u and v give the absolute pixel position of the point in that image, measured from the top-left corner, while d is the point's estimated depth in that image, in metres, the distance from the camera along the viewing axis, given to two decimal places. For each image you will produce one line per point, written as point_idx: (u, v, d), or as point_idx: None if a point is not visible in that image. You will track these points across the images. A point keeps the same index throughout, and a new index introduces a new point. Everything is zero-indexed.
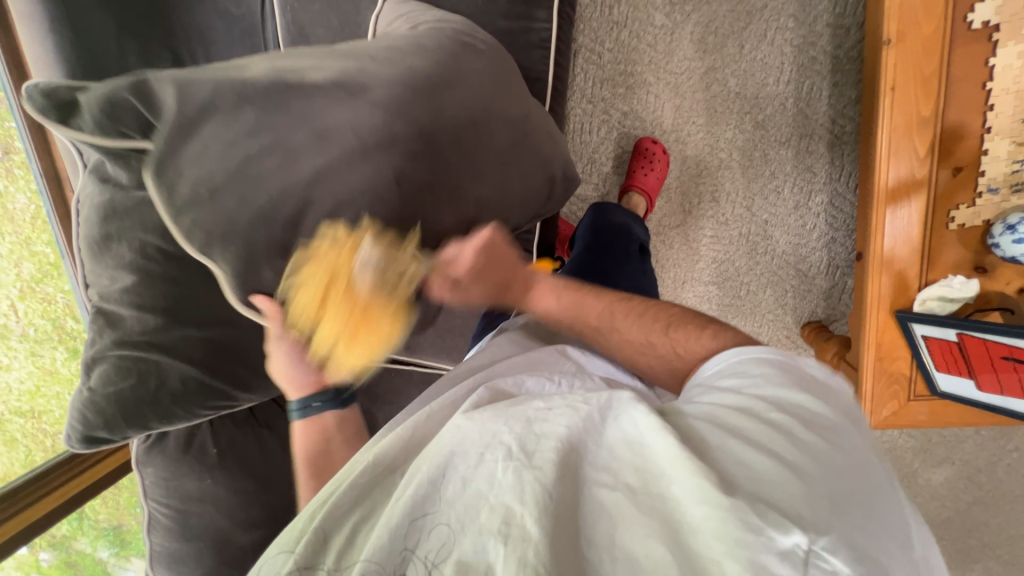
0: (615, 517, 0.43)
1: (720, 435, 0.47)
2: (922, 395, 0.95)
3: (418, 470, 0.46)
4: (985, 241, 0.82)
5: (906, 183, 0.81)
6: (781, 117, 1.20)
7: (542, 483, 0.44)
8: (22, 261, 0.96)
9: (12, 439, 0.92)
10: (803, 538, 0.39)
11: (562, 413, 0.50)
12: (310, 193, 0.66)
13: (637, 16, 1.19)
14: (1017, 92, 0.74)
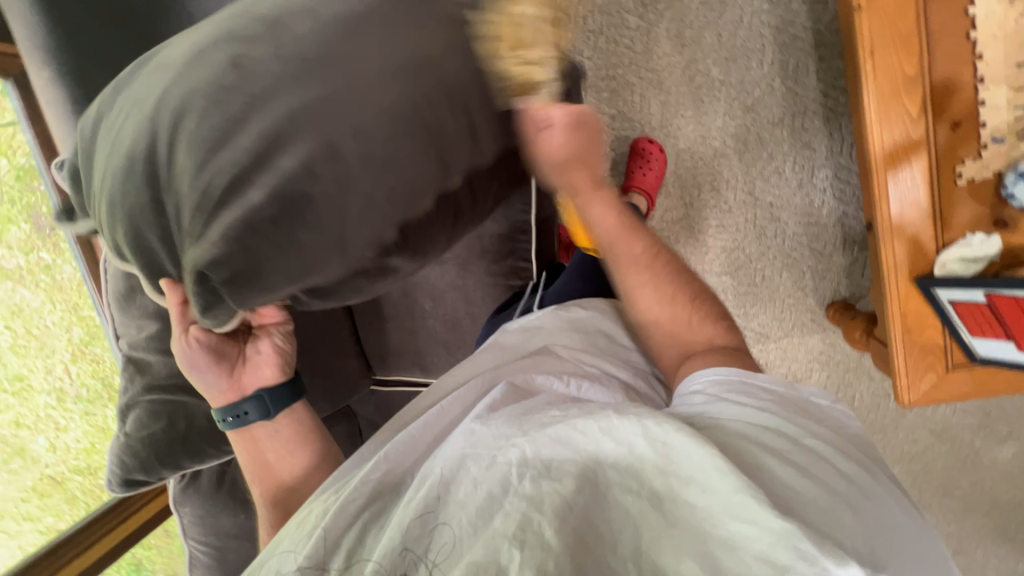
0: (638, 526, 0.42)
1: (760, 455, 0.47)
2: (961, 364, 0.89)
3: (429, 473, 0.47)
4: (1001, 193, 0.78)
5: (904, 144, 0.79)
6: (771, 98, 1.19)
7: (561, 492, 0.43)
8: (73, 325, 1.02)
9: (73, 497, 0.98)
10: (861, 572, 0.36)
11: (579, 418, 0.47)
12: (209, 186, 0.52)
13: (612, 22, 1.22)
14: (1004, 38, 0.72)
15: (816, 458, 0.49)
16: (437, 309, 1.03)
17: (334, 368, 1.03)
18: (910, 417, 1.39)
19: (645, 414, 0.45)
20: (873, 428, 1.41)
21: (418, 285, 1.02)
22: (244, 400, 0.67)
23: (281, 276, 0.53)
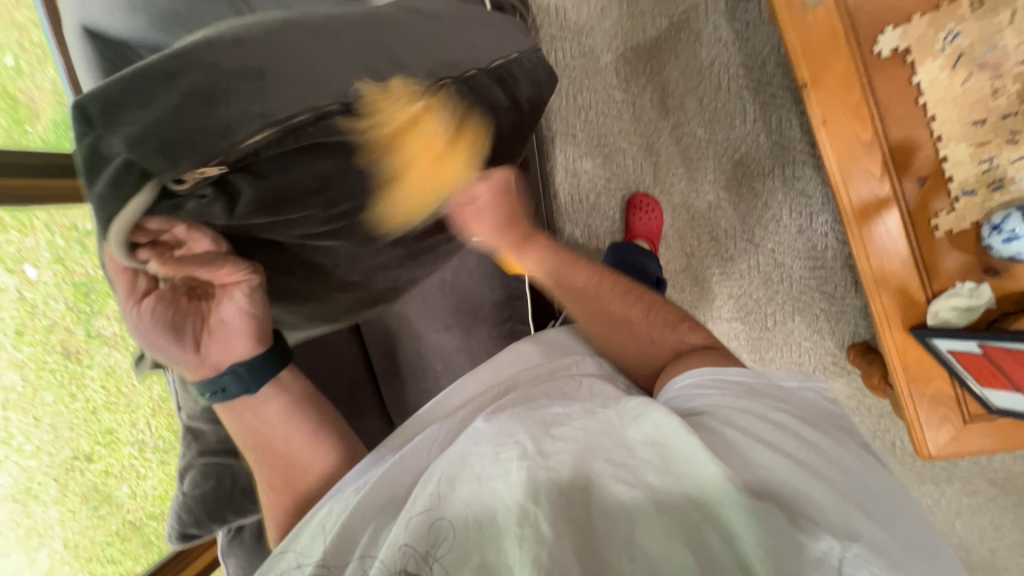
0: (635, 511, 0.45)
1: (746, 440, 0.51)
2: (980, 415, 0.85)
3: (434, 473, 0.50)
4: (982, 242, 0.78)
5: (875, 199, 0.81)
6: (758, 151, 1.24)
7: (557, 483, 0.46)
8: (152, 383, 1.12)
9: (149, 541, 1.12)
10: (835, 546, 0.41)
11: (580, 418, 0.54)
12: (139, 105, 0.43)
13: (599, 97, 1.33)
14: (954, 100, 0.75)
15: (808, 432, 0.54)
16: (447, 369, 1.13)
17: (357, 429, 1.13)
18: (964, 466, 1.28)
19: (647, 414, 0.52)
20: (922, 478, 1.30)
21: (430, 347, 1.13)
22: (221, 375, 0.56)
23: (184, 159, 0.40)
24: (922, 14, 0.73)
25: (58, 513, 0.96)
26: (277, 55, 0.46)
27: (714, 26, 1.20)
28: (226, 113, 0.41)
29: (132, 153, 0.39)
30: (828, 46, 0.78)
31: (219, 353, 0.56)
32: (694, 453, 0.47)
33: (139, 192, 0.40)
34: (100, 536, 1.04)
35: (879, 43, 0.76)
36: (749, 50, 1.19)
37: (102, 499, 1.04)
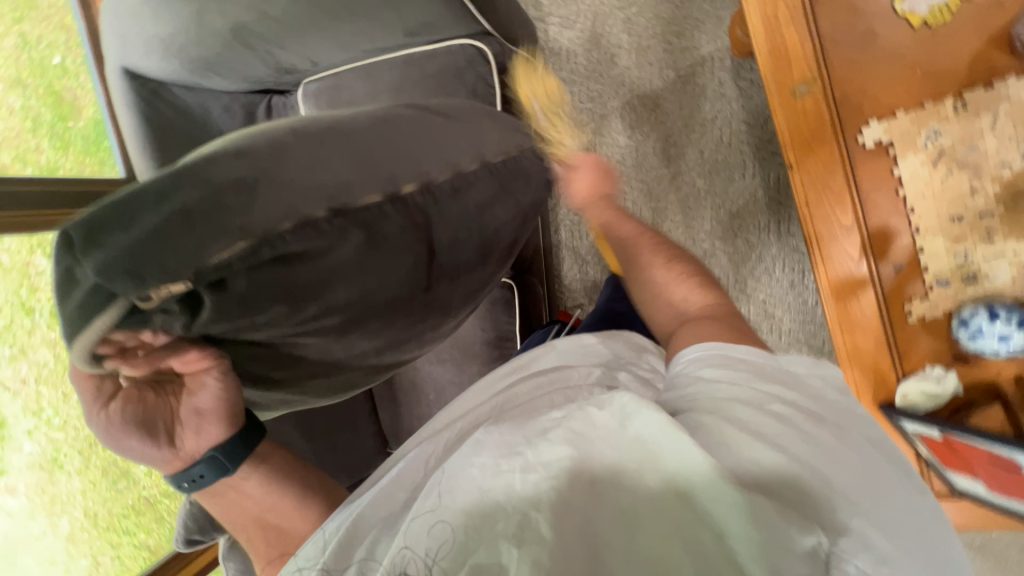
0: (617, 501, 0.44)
1: (737, 432, 0.47)
2: (943, 493, 0.88)
3: (437, 483, 0.47)
4: (953, 333, 0.80)
5: (851, 279, 0.84)
6: (754, 206, 1.26)
7: (555, 487, 0.44)
8: None
9: (162, 517, 1.17)
10: (822, 538, 0.42)
11: (575, 419, 0.49)
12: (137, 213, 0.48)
13: (604, 142, 1.37)
14: (933, 195, 0.77)
15: (806, 422, 0.49)
16: (439, 400, 1.20)
17: (352, 447, 1.21)
18: None
19: (631, 405, 0.49)
20: None
21: (424, 378, 1.20)
22: (195, 464, 0.56)
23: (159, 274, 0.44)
24: (905, 111, 0.76)
25: (80, 483, 1.01)
26: (269, 169, 0.51)
27: (719, 81, 1.22)
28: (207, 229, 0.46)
29: (100, 277, 0.42)
30: (814, 133, 0.80)
31: (195, 442, 0.55)
32: (669, 452, 0.44)
33: (110, 306, 0.43)
34: (118, 509, 1.08)
35: (863, 134, 0.78)
36: (752, 107, 1.21)
37: (121, 474, 1.08)
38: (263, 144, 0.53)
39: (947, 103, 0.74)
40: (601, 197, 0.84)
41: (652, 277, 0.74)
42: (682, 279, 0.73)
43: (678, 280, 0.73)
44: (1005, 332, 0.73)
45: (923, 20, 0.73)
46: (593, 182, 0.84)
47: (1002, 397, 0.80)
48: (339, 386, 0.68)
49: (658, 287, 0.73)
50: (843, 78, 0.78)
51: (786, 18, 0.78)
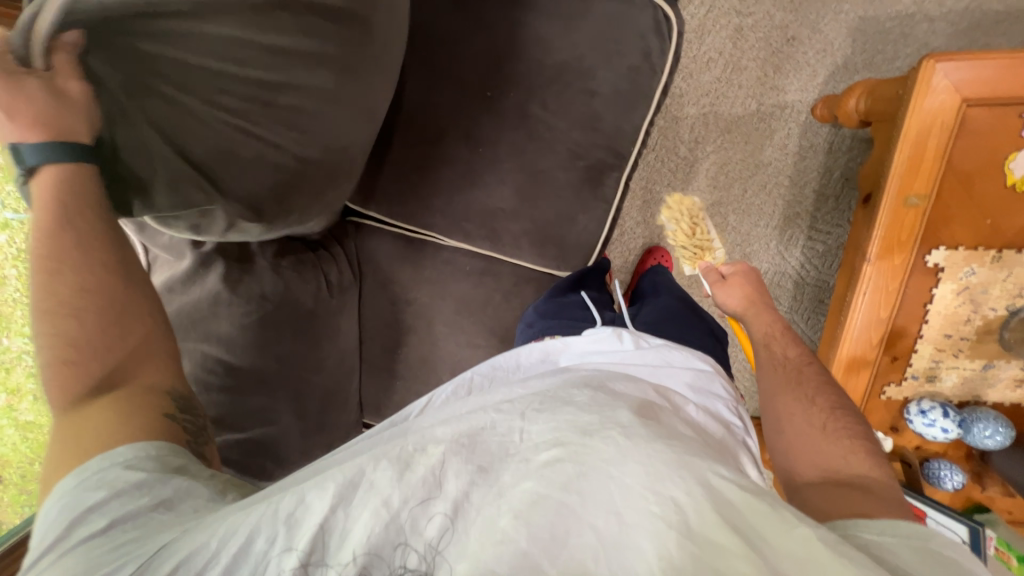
0: (657, 533, 0.45)
1: (831, 538, 0.46)
2: None
3: (531, 476, 0.50)
4: (903, 412, 1.06)
5: (861, 358, 1.03)
6: (764, 253, 1.35)
7: (661, 518, 0.46)
8: None
9: None
10: None
11: (717, 475, 0.50)
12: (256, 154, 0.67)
13: (665, 144, 1.32)
14: (945, 314, 0.98)
15: None
16: None
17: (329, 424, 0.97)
18: None
19: (757, 494, 0.49)
20: None
21: (443, 358, 1.04)
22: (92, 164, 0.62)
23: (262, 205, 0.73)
24: (963, 247, 0.93)
25: None
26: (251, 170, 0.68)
27: (788, 132, 1.27)
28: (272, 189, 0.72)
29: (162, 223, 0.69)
30: (898, 239, 0.93)
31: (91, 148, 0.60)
32: (713, 517, 0.46)
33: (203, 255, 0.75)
34: None
35: (931, 255, 0.94)
36: (801, 167, 1.29)
37: None
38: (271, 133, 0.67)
39: (991, 252, 0.92)
40: (739, 294, 0.90)
41: (797, 422, 0.71)
42: (846, 437, 0.68)
43: (837, 435, 0.68)
44: (947, 425, 1.00)
45: (1015, 180, 0.87)
46: (750, 278, 0.91)
47: (907, 459, 1.10)
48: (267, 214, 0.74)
49: (809, 438, 0.69)
50: (941, 203, 0.90)
51: (934, 133, 0.85)
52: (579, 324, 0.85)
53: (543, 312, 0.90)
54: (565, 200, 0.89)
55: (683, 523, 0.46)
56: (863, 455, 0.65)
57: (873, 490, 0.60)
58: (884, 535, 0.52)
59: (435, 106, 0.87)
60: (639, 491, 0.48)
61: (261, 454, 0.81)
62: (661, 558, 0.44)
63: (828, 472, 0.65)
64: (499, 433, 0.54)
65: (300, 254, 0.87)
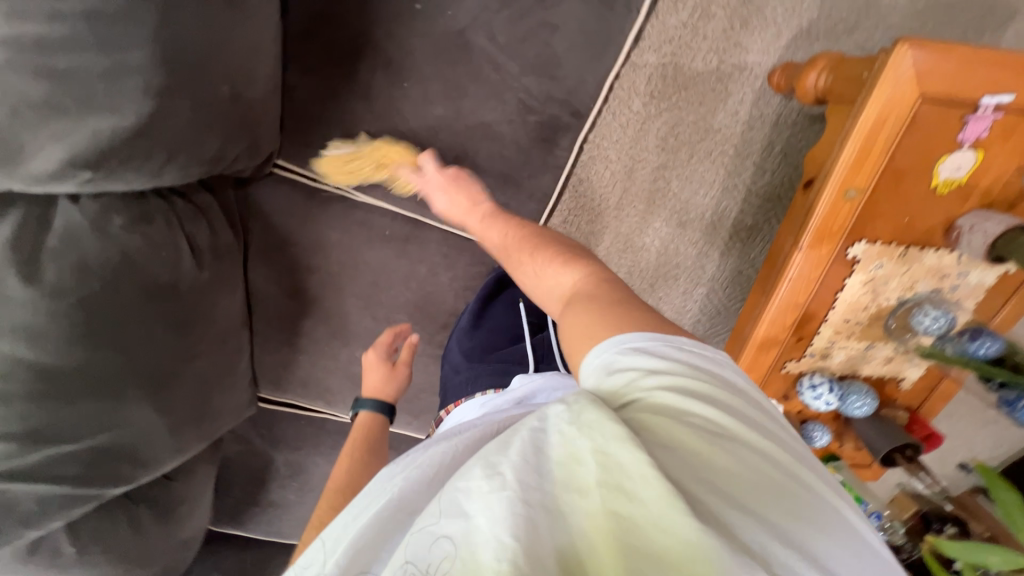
0: (510, 515, 0.33)
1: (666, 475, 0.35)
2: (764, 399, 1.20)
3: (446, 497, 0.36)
4: (796, 384, 1.17)
5: (772, 339, 1.09)
6: (698, 223, 1.32)
7: (526, 500, 0.34)
8: None
9: None
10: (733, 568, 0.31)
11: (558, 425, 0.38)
12: (92, 85, 0.44)
13: (619, 97, 1.21)
14: (848, 303, 1.04)
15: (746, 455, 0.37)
16: None
17: (212, 413, 0.79)
18: None
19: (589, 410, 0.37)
20: None
21: (356, 332, 0.90)
22: None
23: (130, 162, 0.51)
24: (880, 242, 0.97)
25: None
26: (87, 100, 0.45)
27: (742, 97, 1.19)
28: (137, 137, 0.49)
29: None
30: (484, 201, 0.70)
31: None
32: (553, 484, 0.35)
33: (67, 262, 0.55)
34: None
35: (851, 248, 0.97)
36: (747, 137, 1.22)
37: None
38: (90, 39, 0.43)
39: (900, 249, 0.97)
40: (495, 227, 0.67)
41: (533, 273, 0.57)
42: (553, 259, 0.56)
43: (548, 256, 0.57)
44: (830, 399, 1.12)
45: (938, 182, 0.90)
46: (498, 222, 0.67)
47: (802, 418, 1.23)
48: (135, 167, 0.52)
49: (536, 279, 0.57)
50: (874, 200, 0.92)
51: (886, 126, 0.83)
52: (508, 369, 0.70)
53: (469, 354, 0.76)
54: (508, 162, 0.74)
55: (521, 487, 0.34)
56: (566, 262, 0.54)
57: (592, 286, 0.50)
58: (725, 377, 0.42)
59: (339, 12, 0.63)
60: (468, 493, 0.35)
61: (111, 460, 0.64)
62: (495, 543, 0.32)
63: (558, 297, 0.53)
64: (413, 509, 0.43)
65: (145, 207, 0.61)
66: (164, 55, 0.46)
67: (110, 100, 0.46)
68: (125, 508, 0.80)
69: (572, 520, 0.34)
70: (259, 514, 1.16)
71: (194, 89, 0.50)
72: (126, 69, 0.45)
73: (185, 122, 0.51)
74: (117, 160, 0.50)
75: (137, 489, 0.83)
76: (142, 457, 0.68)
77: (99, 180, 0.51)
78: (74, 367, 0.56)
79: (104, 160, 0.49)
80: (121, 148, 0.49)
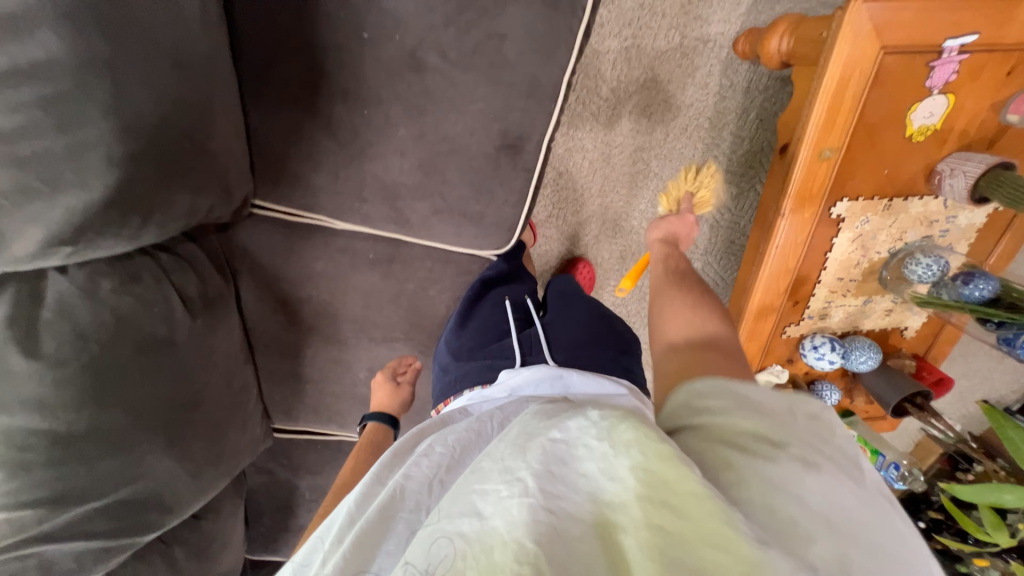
0: (518, 528, 0.36)
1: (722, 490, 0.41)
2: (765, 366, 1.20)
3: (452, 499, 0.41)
4: (799, 347, 1.16)
5: (767, 306, 1.08)
6: (684, 200, 1.31)
7: (535, 509, 0.37)
8: None
9: None
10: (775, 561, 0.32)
11: (583, 444, 0.41)
12: (59, 162, 0.46)
13: (586, 84, 1.21)
14: (840, 262, 1.03)
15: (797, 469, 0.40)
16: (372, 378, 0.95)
17: (227, 452, 0.81)
18: None
19: (613, 422, 0.42)
20: None
21: (357, 354, 0.92)
22: None
23: (107, 230, 0.53)
24: (863, 198, 0.96)
25: None
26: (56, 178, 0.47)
27: (710, 69, 1.19)
28: (112, 205, 0.51)
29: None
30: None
31: None
32: (586, 503, 0.39)
33: (64, 331, 0.57)
34: None
35: (835, 207, 0.96)
36: (720, 108, 1.22)
37: None
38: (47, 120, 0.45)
39: (884, 201, 0.96)
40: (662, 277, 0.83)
41: (671, 313, 0.72)
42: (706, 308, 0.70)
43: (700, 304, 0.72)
44: (834, 357, 1.11)
45: (913, 131, 0.89)
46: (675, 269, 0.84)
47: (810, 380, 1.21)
48: (115, 233, 0.54)
49: (674, 316, 0.71)
50: (850, 156, 0.91)
51: (852, 82, 0.83)
52: (496, 365, 0.73)
53: (457, 352, 0.79)
54: (477, 171, 0.75)
55: (542, 504, 0.38)
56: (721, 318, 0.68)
57: (717, 346, 0.63)
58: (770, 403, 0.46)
59: (288, 50, 0.64)
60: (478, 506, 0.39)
61: (136, 510, 0.66)
62: (516, 546, 0.35)
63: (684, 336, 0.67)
64: (409, 509, 0.46)
65: (130, 265, 0.64)
66: (125, 123, 0.48)
67: (78, 176, 0.48)
68: (160, 550, 0.83)
69: (617, 531, 0.37)
70: (293, 539, 1.19)
71: (159, 150, 0.52)
72: (88, 144, 0.47)
73: (156, 183, 0.53)
74: (96, 231, 0.52)
75: (169, 532, 0.85)
76: (167, 503, 0.70)
77: (83, 251, 0.53)
78: (87, 427, 0.59)
79: (83, 232, 0.51)
80: (99, 217, 0.51)
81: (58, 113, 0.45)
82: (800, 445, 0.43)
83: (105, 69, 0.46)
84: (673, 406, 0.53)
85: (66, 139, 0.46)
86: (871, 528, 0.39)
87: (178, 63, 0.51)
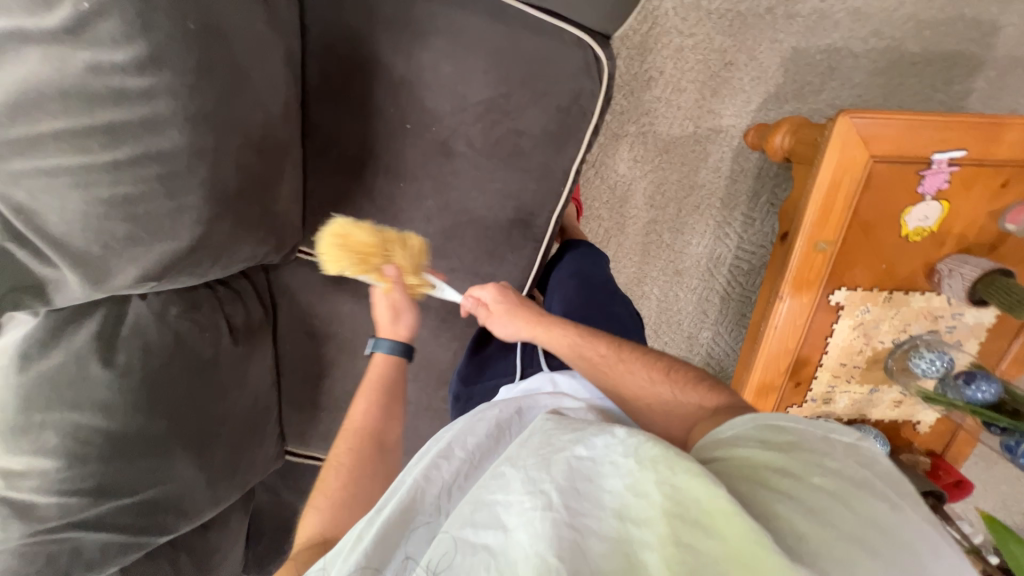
0: (541, 529, 0.42)
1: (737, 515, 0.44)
2: None
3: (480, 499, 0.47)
4: None
5: (771, 384, 1.10)
6: (695, 270, 1.38)
7: (557, 519, 0.42)
8: None
9: None
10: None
11: (608, 459, 0.47)
12: (161, 221, 0.59)
13: (604, 162, 1.31)
14: (842, 347, 1.05)
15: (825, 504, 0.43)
16: None
17: (243, 467, 0.89)
18: None
19: (634, 437, 0.48)
20: None
21: None
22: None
23: (185, 269, 0.66)
24: (862, 288, 0.99)
25: None
26: (160, 233, 0.60)
27: (722, 156, 1.29)
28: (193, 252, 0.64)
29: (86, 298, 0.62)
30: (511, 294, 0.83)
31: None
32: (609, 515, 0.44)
33: (135, 347, 0.69)
34: None
35: (834, 294, 1.00)
36: (730, 191, 1.31)
37: None
38: (160, 190, 0.57)
39: (884, 293, 0.99)
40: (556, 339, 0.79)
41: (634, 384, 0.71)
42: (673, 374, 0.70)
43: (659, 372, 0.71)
44: None
45: (909, 231, 0.94)
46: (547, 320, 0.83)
47: None
48: (190, 271, 0.67)
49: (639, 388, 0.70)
50: (846, 249, 0.96)
51: (844, 184, 0.89)
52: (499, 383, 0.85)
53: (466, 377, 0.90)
54: (491, 239, 0.86)
55: (561, 515, 0.43)
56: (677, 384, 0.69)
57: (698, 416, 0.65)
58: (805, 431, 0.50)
59: (347, 135, 0.79)
60: (496, 506, 0.46)
61: (159, 510, 0.74)
62: (537, 559, 0.40)
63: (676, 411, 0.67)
64: (428, 512, 0.53)
65: (193, 295, 0.77)
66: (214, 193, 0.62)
67: (174, 231, 0.60)
68: (169, 555, 0.90)
69: (641, 548, 0.41)
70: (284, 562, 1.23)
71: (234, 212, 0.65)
72: (186, 208, 0.60)
73: (226, 236, 0.66)
74: (177, 268, 0.65)
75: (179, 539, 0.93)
76: (186, 507, 0.79)
77: (165, 283, 0.66)
78: (136, 428, 0.69)
79: (167, 269, 0.64)
80: (181, 260, 0.64)
81: (170, 186, 0.58)
82: (835, 473, 0.46)
83: (209, 156, 0.60)
84: (708, 443, 0.57)
85: (171, 204, 0.59)
86: (918, 551, 0.40)
87: (260, 148, 0.66)
